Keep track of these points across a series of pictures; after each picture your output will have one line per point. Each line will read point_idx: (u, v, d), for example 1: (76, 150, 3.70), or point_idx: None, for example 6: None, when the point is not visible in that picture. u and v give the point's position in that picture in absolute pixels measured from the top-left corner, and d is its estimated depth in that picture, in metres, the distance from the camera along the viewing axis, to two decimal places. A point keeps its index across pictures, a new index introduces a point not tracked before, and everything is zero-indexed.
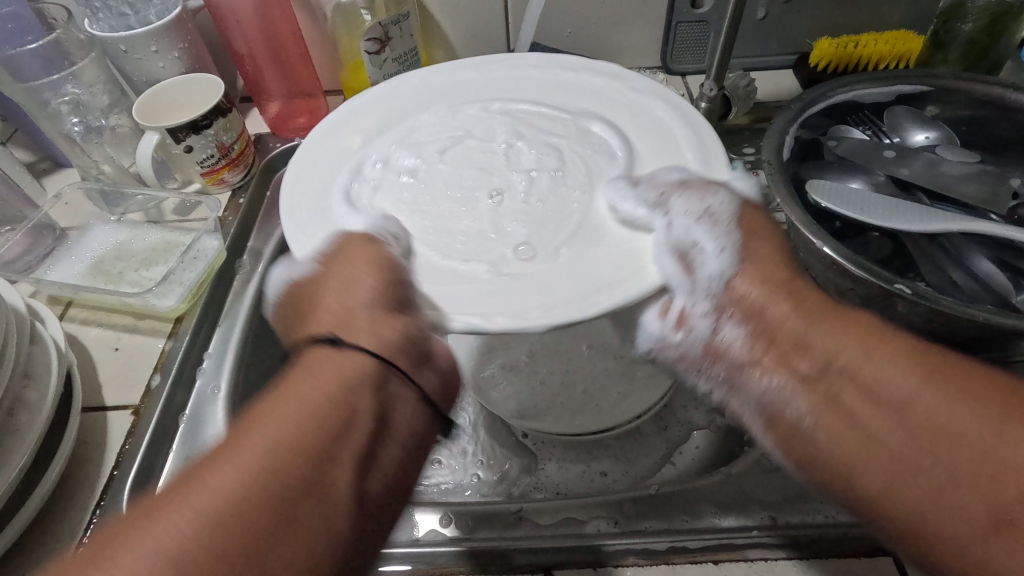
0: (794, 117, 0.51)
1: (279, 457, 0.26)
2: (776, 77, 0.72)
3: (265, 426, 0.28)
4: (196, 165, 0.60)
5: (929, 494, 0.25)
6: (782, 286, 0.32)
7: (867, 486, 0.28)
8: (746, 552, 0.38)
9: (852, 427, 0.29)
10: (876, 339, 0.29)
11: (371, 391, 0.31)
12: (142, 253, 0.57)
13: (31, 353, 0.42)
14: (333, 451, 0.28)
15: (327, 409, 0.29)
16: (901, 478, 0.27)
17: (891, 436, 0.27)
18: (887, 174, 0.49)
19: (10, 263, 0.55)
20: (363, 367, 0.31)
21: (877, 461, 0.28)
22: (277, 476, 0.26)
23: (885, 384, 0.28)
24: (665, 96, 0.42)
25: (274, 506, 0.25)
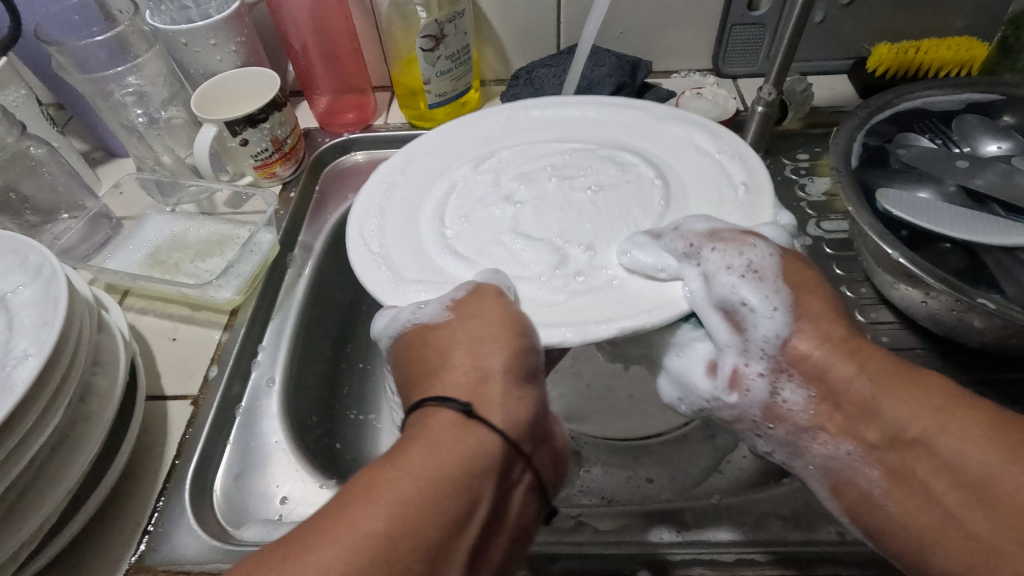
0: (860, 123, 0.50)
1: (391, 534, 0.25)
2: (829, 82, 0.71)
3: (379, 491, 0.26)
4: (250, 158, 0.60)
5: (988, 537, 0.28)
6: (816, 347, 0.34)
7: (958, 551, 0.29)
8: (817, 568, 0.37)
9: (931, 505, 0.31)
10: (943, 404, 0.31)
11: (495, 479, 0.29)
12: (197, 245, 0.57)
13: (98, 341, 0.42)
14: (458, 531, 0.26)
15: (451, 486, 0.27)
16: (970, 552, 0.29)
17: (975, 518, 0.29)
18: (959, 183, 0.48)
19: (69, 251, 0.55)
20: (490, 448, 0.29)
21: (953, 540, 0.30)
22: (403, 512, 0.25)
23: (967, 460, 0.29)
24: (703, 141, 0.45)
25: (439, 483, 0.27)
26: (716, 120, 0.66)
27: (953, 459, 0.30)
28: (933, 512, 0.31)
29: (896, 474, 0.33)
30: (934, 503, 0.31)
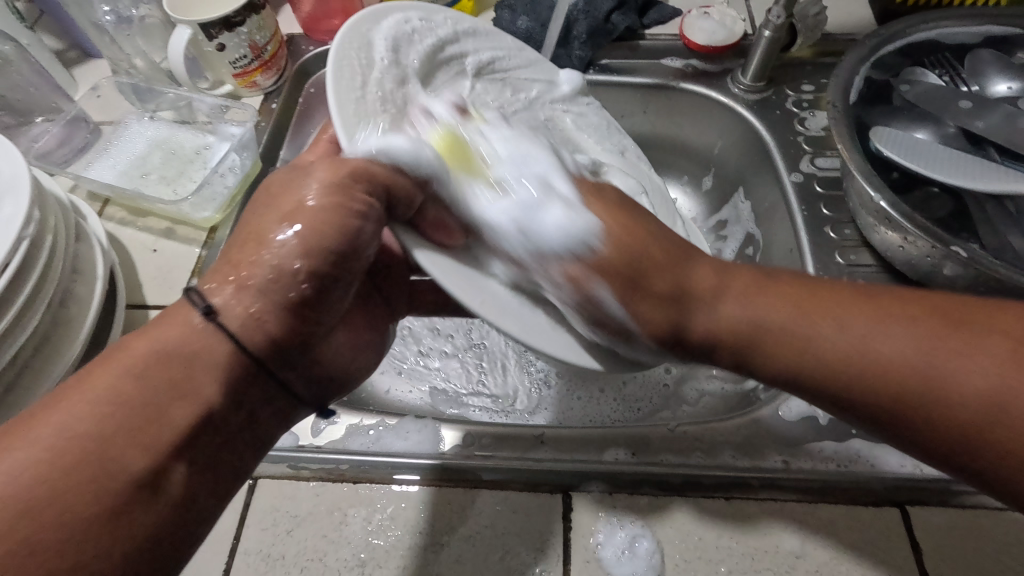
0: (866, 55, 0.48)
1: (81, 422, 0.27)
2: (849, 7, 0.65)
3: (67, 405, 0.27)
4: (229, 66, 0.58)
5: (956, 396, 0.28)
6: (76, 404, 0.27)
7: (799, 369, 0.32)
8: (758, 492, 0.39)
9: (802, 346, 0.32)
10: (872, 305, 0.31)
11: (212, 379, 0.30)
12: (178, 156, 0.56)
13: (78, 250, 0.43)
14: (139, 427, 0.27)
15: (116, 409, 0.27)
16: (881, 381, 0.30)
17: (823, 343, 0.31)
18: (960, 124, 0.45)
19: (47, 155, 0.55)
20: (167, 387, 0.28)
21: (798, 356, 0.32)
22: (67, 450, 0.26)
23: (879, 344, 0.30)
24: (8, 158, 0.38)
25: (170, 381, 0.29)
26: (721, 45, 0.63)
27: (821, 369, 0.31)
28: (910, 421, 0.29)
29: (906, 407, 0.29)
30: (851, 382, 0.30)
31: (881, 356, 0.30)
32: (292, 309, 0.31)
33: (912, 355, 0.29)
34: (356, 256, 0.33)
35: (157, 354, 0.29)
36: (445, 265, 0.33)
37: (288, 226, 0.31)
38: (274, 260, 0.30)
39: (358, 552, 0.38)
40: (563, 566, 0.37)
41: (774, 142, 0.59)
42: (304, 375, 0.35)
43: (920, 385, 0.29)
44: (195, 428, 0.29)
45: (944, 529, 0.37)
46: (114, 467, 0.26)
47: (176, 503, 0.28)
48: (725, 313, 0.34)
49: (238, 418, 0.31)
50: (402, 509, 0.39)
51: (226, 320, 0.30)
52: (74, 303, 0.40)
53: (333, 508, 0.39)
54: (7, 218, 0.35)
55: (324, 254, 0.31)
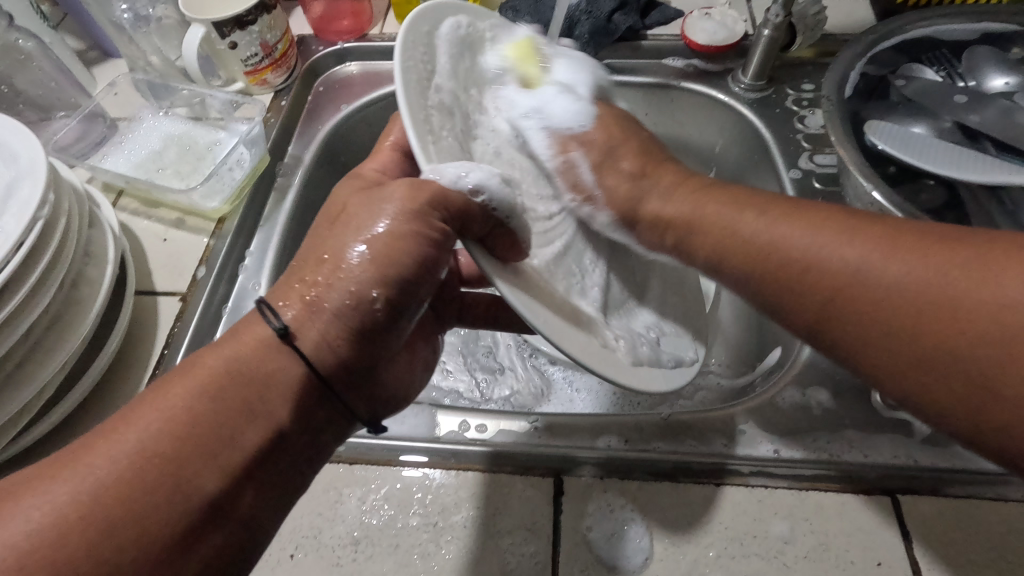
0: (862, 52, 0.49)
1: (160, 439, 0.27)
2: (851, 7, 0.66)
3: (148, 416, 0.27)
4: (241, 64, 0.60)
5: (987, 312, 0.25)
6: (154, 424, 0.27)
7: (802, 298, 0.32)
8: (748, 479, 0.39)
9: (847, 300, 0.30)
10: (863, 231, 0.31)
11: (286, 402, 0.29)
12: (190, 150, 0.58)
13: (90, 236, 0.44)
14: (214, 449, 0.27)
15: (199, 431, 0.27)
16: (912, 334, 0.28)
17: (873, 295, 0.29)
18: (956, 119, 0.45)
19: (66, 148, 0.57)
20: (240, 405, 0.28)
21: (862, 317, 0.30)
22: (157, 483, 0.26)
23: (886, 279, 0.29)
24: (26, 144, 0.40)
25: (241, 404, 0.28)
26: (722, 44, 0.64)
27: (808, 303, 0.32)
28: (992, 435, 0.25)
29: (947, 344, 0.26)
30: (846, 332, 0.30)
31: (895, 281, 0.29)
32: (359, 336, 0.30)
33: (927, 288, 0.27)
34: (428, 278, 0.32)
35: (218, 374, 0.29)
36: (515, 292, 0.32)
37: (355, 255, 0.30)
38: (348, 286, 0.29)
39: (351, 530, 0.38)
40: (553, 547, 0.37)
41: (773, 140, 0.59)
42: (367, 397, 0.33)
43: (950, 315, 0.26)
44: (263, 449, 0.29)
45: (936, 519, 0.37)
46: (191, 489, 0.27)
47: (238, 524, 0.28)
48: (754, 244, 0.36)
49: (304, 442, 0.31)
50: (397, 489, 0.40)
51: (302, 345, 0.29)
52: (85, 284, 0.42)
53: (330, 488, 0.40)
54: (23, 200, 0.37)
55: (398, 282, 0.30)
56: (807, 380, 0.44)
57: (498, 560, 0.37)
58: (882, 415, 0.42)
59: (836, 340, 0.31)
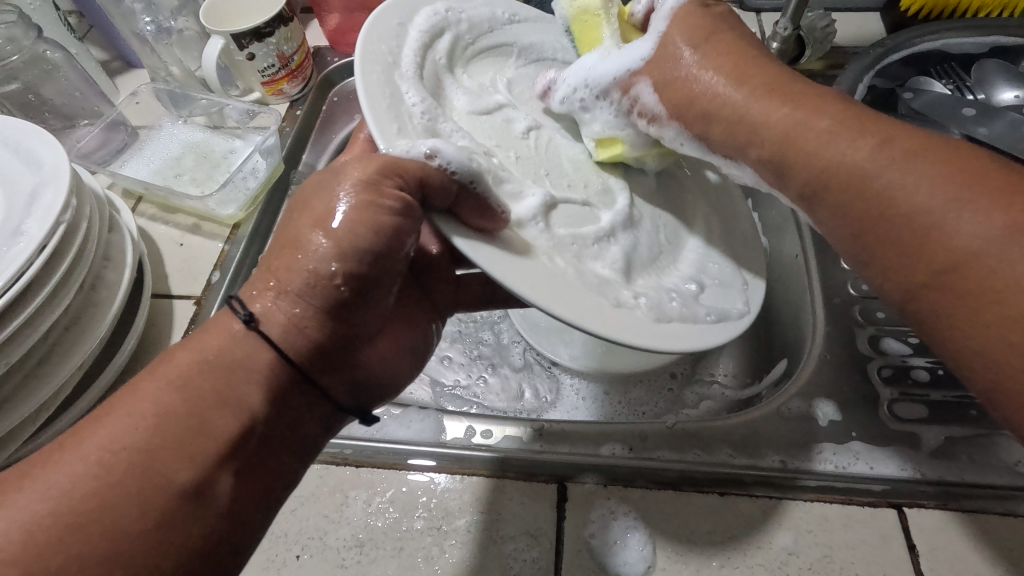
0: (870, 64, 0.49)
1: (134, 435, 0.27)
2: (860, 21, 0.66)
3: (122, 409, 0.28)
4: (258, 74, 0.61)
5: (1005, 283, 0.24)
6: (129, 417, 0.28)
7: (902, 251, 0.27)
8: (753, 490, 0.39)
9: (894, 237, 0.28)
10: (944, 163, 0.27)
11: (259, 386, 0.30)
12: (207, 158, 0.59)
13: (110, 240, 0.46)
14: (184, 438, 0.28)
15: (171, 422, 0.28)
16: (967, 303, 0.25)
17: (942, 242, 0.26)
18: (965, 131, 0.45)
19: (89, 155, 0.58)
20: (214, 389, 0.29)
21: (920, 258, 0.27)
22: (138, 473, 0.26)
23: (956, 223, 0.25)
24: (53, 151, 0.41)
25: (210, 391, 0.29)
26: None
27: (858, 201, 0.29)
28: (992, 378, 0.24)
29: (1001, 309, 0.24)
30: (921, 284, 0.27)
31: (962, 231, 0.25)
32: (328, 312, 0.31)
33: (985, 242, 0.24)
34: (393, 255, 0.32)
35: (196, 364, 0.30)
36: (491, 253, 0.30)
37: (322, 232, 0.30)
38: (308, 264, 0.30)
39: (357, 532, 0.39)
40: (556, 553, 0.37)
41: None
42: (347, 382, 0.34)
43: (980, 282, 0.24)
44: (241, 436, 0.29)
45: (943, 534, 0.37)
46: (163, 476, 0.27)
47: (221, 514, 0.28)
48: (861, 167, 0.29)
49: (281, 429, 0.31)
50: (403, 493, 0.40)
51: (266, 328, 0.30)
52: (105, 287, 0.43)
53: (336, 490, 0.41)
54: (47, 204, 0.38)
55: (359, 255, 0.30)
56: (813, 391, 0.44)
57: (501, 565, 0.37)
58: (888, 427, 0.42)
59: (870, 257, 0.29)
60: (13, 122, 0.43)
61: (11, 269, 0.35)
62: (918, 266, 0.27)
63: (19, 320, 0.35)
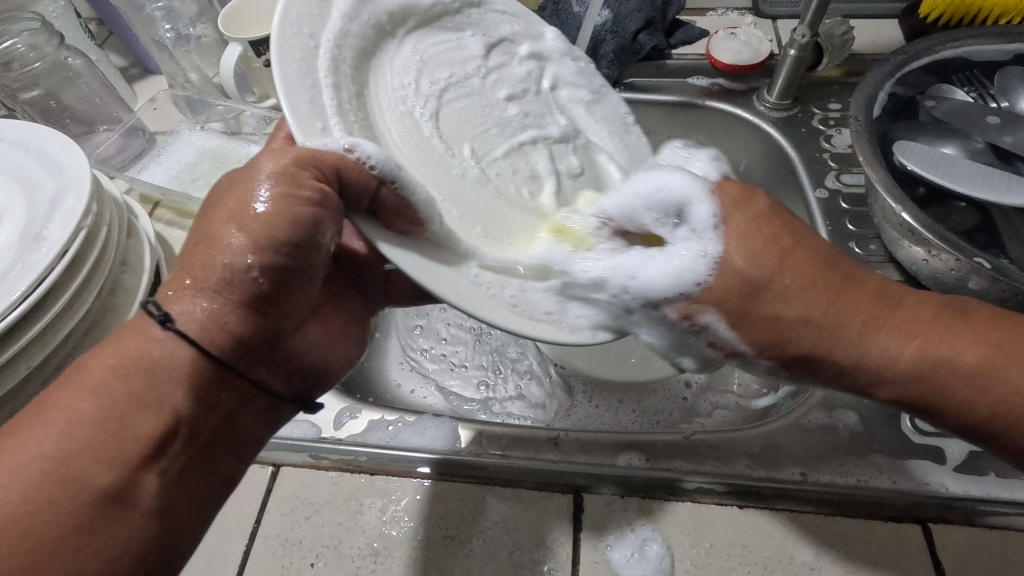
0: (892, 72, 0.48)
1: (58, 445, 0.27)
2: (878, 27, 0.66)
3: (43, 419, 0.28)
4: (275, 81, 0.62)
5: (927, 363, 0.31)
6: (50, 424, 0.28)
7: (836, 365, 0.32)
8: (773, 503, 0.39)
9: (835, 352, 0.32)
10: (798, 265, 0.32)
11: (181, 389, 0.30)
12: (223, 163, 0.60)
13: (129, 245, 0.46)
14: (92, 442, 0.28)
15: (85, 428, 0.28)
16: (894, 378, 0.32)
17: (874, 352, 0.32)
18: (989, 139, 0.45)
19: (107, 160, 0.59)
20: (123, 393, 0.29)
21: (871, 368, 0.32)
22: (57, 481, 0.27)
23: (876, 350, 0.32)
24: (75, 156, 0.41)
25: (132, 397, 0.29)
26: (748, 63, 0.64)
27: (772, 338, 0.32)
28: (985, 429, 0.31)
29: (940, 379, 0.31)
30: (877, 378, 0.32)
31: (884, 357, 0.32)
32: (248, 306, 0.31)
33: (902, 351, 0.31)
34: (311, 246, 0.32)
35: (116, 370, 0.29)
36: (418, 260, 0.30)
37: (236, 227, 0.30)
38: (222, 259, 0.29)
39: (371, 540, 0.39)
40: (572, 565, 0.37)
41: (798, 158, 0.59)
42: (281, 373, 0.35)
43: (928, 372, 0.31)
44: (165, 440, 0.29)
45: (968, 550, 0.36)
46: (73, 484, 0.27)
47: (149, 516, 0.29)
48: (748, 283, 0.32)
49: (209, 430, 0.31)
50: (417, 501, 0.40)
51: (184, 327, 0.30)
52: (122, 292, 0.43)
53: (351, 497, 0.41)
54: (69, 210, 0.38)
55: (275, 247, 0.30)
56: (833, 402, 0.43)
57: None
58: (911, 439, 0.41)
59: (825, 377, 0.34)
60: (37, 128, 0.44)
61: (32, 274, 0.35)
62: (874, 376, 0.32)
63: (39, 325, 0.35)
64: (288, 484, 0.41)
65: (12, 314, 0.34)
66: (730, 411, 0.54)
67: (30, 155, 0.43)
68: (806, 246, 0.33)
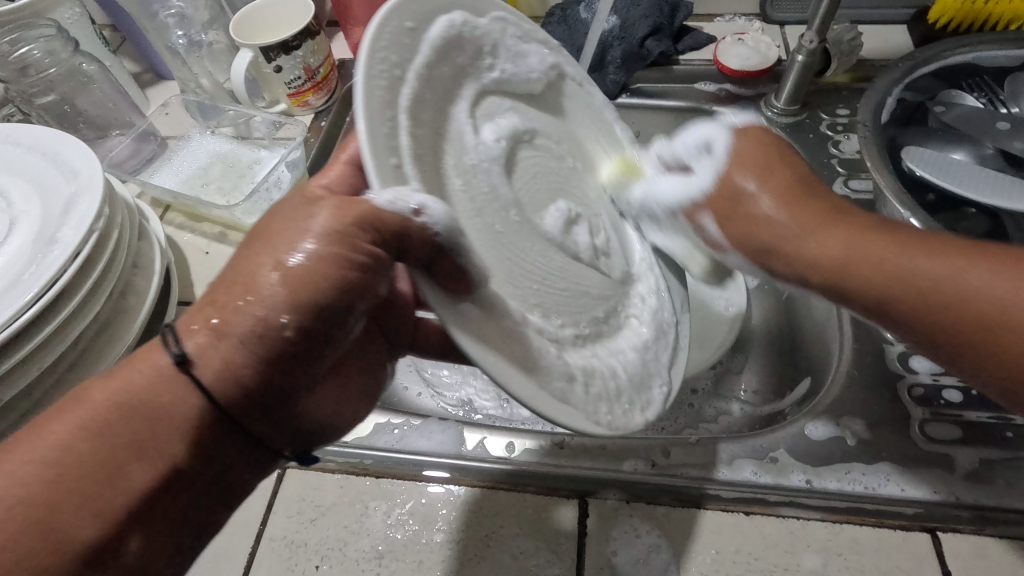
0: (899, 78, 0.48)
1: (50, 479, 0.25)
2: (886, 33, 0.66)
3: (32, 445, 0.26)
4: (284, 86, 0.62)
5: (963, 279, 0.27)
6: (29, 454, 0.25)
7: (877, 278, 0.30)
8: (780, 510, 0.38)
9: (842, 278, 0.32)
10: (837, 220, 0.34)
11: (185, 437, 0.27)
12: (233, 168, 0.60)
13: (139, 247, 0.47)
14: (95, 482, 0.25)
15: (70, 462, 0.25)
16: (899, 284, 0.29)
17: (862, 268, 0.31)
18: (998, 145, 0.44)
19: (120, 164, 0.60)
20: (138, 431, 0.26)
21: (863, 273, 0.31)
22: (39, 528, 0.24)
23: (902, 257, 0.30)
24: (89, 160, 0.42)
25: (134, 438, 0.26)
26: (755, 69, 0.64)
27: (839, 280, 0.33)
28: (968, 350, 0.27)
29: (936, 302, 0.28)
30: (865, 288, 0.31)
31: (827, 256, 0.33)
32: (269, 365, 0.27)
33: (928, 268, 0.28)
34: (358, 301, 0.28)
35: (118, 402, 0.26)
36: (475, 316, 0.28)
37: (277, 272, 0.26)
38: (255, 310, 0.26)
39: (376, 544, 0.39)
40: (576, 571, 0.37)
41: (806, 163, 0.59)
42: (293, 441, 0.30)
43: (915, 289, 0.29)
44: (162, 486, 0.27)
45: (978, 560, 0.36)
46: (63, 531, 0.24)
47: (132, 572, 0.26)
48: (763, 214, 0.37)
49: (196, 491, 0.28)
50: (422, 504, 0.40)
51: (197, 371, 0.26)
52: (132, 294, 0.43)
53: (356, 500, 0.41)
54: (81, 213, 0.39)
55: (315, 308, 0.26)
56: (841, 410, 0.43)
57: None
58: (919, 447, 0.41)
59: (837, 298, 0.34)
60: (51, 133, 0.45)
61: (44, 276, 0.35)
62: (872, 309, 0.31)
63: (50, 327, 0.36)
64: (294, 486, 0.42)
65: (25, 316, 0.34)
66: (738, 418, 0.54)
67: (45, 159, 0.43)
68: (793, 171, 0.38)
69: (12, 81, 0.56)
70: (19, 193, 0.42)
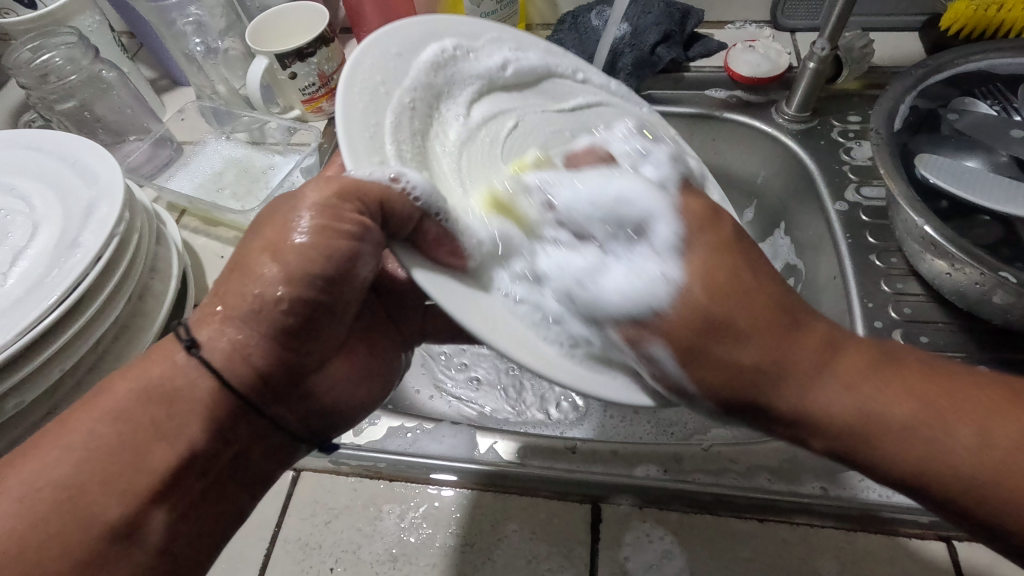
0: (911, 86, 0.48)
1: (74, 472, 0.28)
2: (898, 39, 0.66)
3: (61, 435, 0.28)
4: (298, 92, 0.63)
5: (920, 438, 0.28)
6: (53, 446, 0.28)
7: (842, 425, 0.29)
8: (793, 516, 0.38)
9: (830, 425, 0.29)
10: (837, 364, 0.29)
11: (200, 421, 0.30)
12: (248, 173, 0.61)
13: (157, 251, 0.47)
14: (121, 466, 0.28)
15: (95, 451, 0.28)
16: (873, 413, 0.28)
17: (831, 418, 0.29)
18: (1012, 152, 0.44)
19: (137, 169, 0.61)
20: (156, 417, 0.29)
21: (859, 430, 0.28)
22: (64, 510, 0.27)
23: (885, 412, 0.28)
24: (110, 166, 0.43)
25: (149, 427, 0.29)
26: (766, 75, 0.64)
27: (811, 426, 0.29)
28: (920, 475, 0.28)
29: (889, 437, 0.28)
30: (837, 441, 0.29)
31: (832, 409, 0.29)
32: (274, 337, 0.31)
33: (916, 423, 0.28)
34: (345, 279, 0.32)
35: (135, 393, 0.30)
36: (445, 282, 0.31)
37: (272, 258, 0.30)
38: (254, 288, 0.30)
39: (390, 547, 0.39)
40: None
41: (817, 170, 0.59)
42: (300, 412, 0.34)
43: (866, 430, 0.28)
44: (182, 471, 0.30)
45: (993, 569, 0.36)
46: (84, 514, 0.27)
47: (151, 555, 0.29)
48: (745, 361, 0.29)
49: (222, 462, 0.32)
50: (435, 508, 0.40)
51: (209, 355, 0.30)
52: (149, 298, 0.44)
53: (370, 503, 0.41)
54: (102, 218, 0.40)
55: (308, 280, 0.31)
56: None
57: None
58: None
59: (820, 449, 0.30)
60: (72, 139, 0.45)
61: (66, 280, 0.36)
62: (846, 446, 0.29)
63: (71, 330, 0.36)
64: (309, 488, 0.42)
65: (47, 319, 0.35)
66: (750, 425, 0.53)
67: (66, 165, 0.44)
68: (762, 283, 0.31)
69: (32, 87, 0.56)
70: (40, 199, 0.43)
